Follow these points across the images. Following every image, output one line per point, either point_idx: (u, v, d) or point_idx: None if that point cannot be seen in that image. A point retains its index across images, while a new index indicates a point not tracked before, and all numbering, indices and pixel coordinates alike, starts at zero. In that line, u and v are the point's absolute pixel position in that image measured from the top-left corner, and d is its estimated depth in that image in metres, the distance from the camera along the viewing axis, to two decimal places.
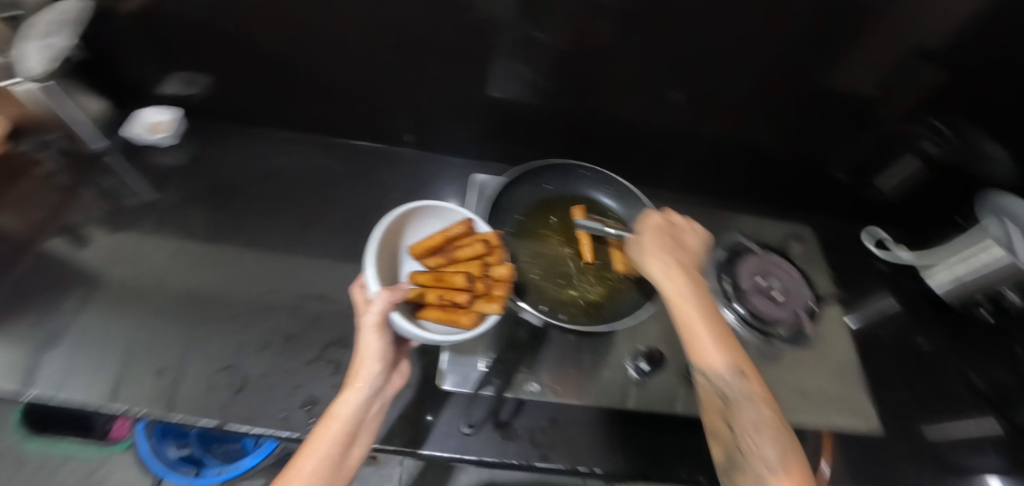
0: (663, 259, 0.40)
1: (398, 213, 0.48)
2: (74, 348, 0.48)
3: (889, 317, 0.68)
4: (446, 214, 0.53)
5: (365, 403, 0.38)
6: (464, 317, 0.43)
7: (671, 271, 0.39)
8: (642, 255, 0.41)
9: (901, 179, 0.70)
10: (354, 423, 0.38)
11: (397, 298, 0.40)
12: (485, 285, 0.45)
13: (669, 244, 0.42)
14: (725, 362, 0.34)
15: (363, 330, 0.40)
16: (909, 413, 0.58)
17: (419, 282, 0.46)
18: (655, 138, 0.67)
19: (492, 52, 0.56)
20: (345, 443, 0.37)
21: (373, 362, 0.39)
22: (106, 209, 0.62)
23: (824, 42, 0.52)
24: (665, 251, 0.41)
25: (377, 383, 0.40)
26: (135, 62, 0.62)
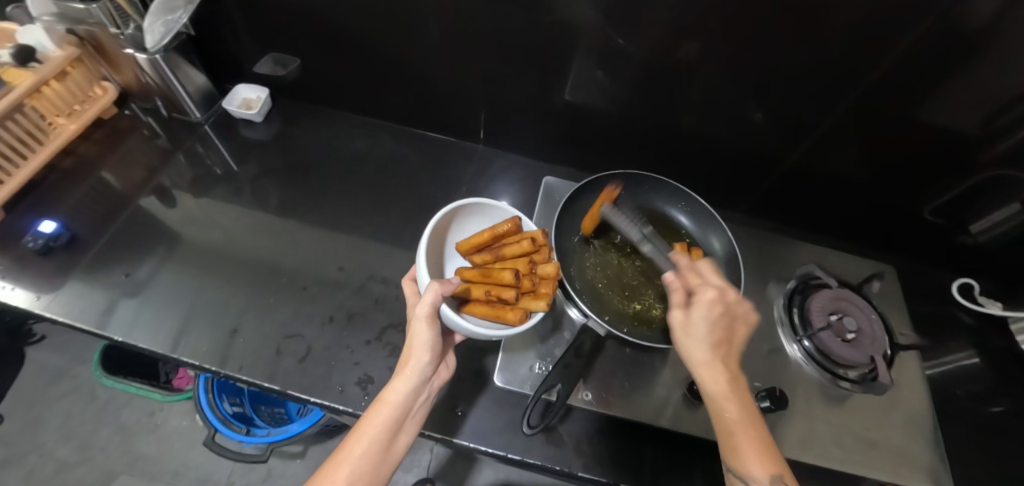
0: (710, 354, 0.37)
1: (447, 211, 0.49)
2: (161, 299, 0.53)
3: (969, 375, 0.63)
4: (495, 212, 0.53)
5: (413, 392, 0.39)
6: (510, 313, 0.43)
7: (715, 368, 0.37)
8: (686, 342, 0.38)
9: (1000, 225, 0.63)
10: (401, 410, 0.39)
11: (446, 291, 0.41)
12: (530, 282, 0.46)
13: (721, 337, 0.38)
14: (764, 473, 0.34)
15: (415, 320, 0.40)
16: (984, 482, 0.53)
17: (464, 277, 0.47)
18: (728, 156, 0.65)
19: (573, 57, 0.56)
20: (393, 429, 0.38)
21: (422, 352, 0.39)
22: (197, 175, 0.67)
23: (931, 74, 0.48)
24: (714, 344, 0.38)
25: (426, 373, 0.40)
26: (237, 41, 0.66)
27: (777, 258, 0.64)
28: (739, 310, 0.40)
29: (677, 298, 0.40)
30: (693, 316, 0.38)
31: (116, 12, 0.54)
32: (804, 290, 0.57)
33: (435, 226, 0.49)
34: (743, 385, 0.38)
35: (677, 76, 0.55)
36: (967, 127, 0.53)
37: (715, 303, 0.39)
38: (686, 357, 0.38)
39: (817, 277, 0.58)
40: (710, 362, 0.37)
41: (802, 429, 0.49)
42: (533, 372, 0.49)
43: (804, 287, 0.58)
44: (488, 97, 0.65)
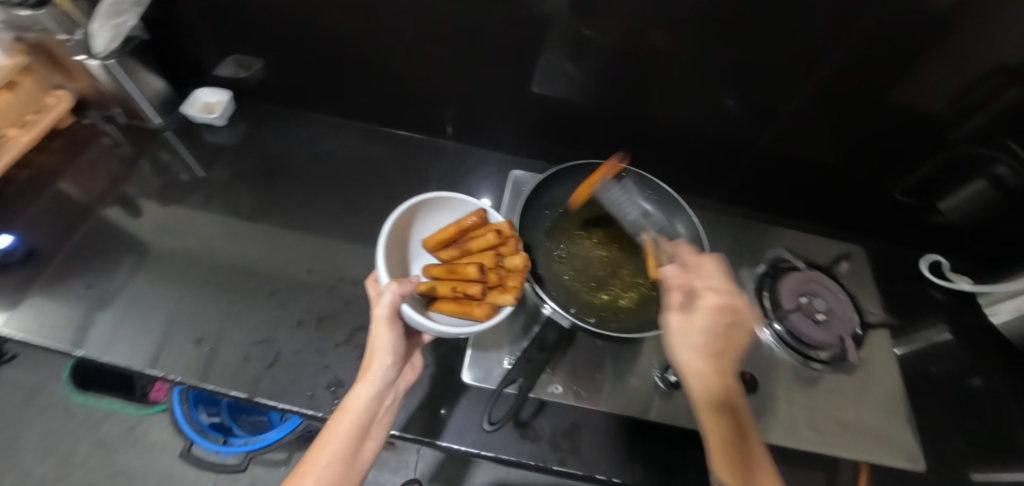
0: (707, 365, 0.33)
1: (410, 206, 0.48)
2: (125, 311, 0.52)
3: (942, 351, 0.63)
4: (459, 206, 0.53)
5: (376, 396, 0.39)
6: (477, 308, 0.42)
7: (715, 380, 0.33)
8: (682, 350, 0.34)
9: (967, 202, 0.64)
10: (366, 416, 0.38)
11: (406, 290, 0.40)
12: (497, 276, 0.45)
13: (722, 348, 0.34)
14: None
15: (375, 323, 0.40)
16: (956, 456, 0.54)
17: (431, 274, 0.46)
18: (698, 144, 0.65)
19: (538, 48, 0.55)
20: (358, 435, 0.37)
21: (383, 355, 0.39)
22: (160, 183, 0.65)
23: (894, 55, 0.48)
24: (713, 356, 0.33)
25: (389, 376, 0.40)
26: (196, 43, 0.64)
27: (751, 243, 0.64)
28: (746, 319, 0.35)
29: (676, 298, 0.36)
30: (692, 321, 0.34)
31: (66, 19, 0.53)
32: (774, 274, 0.58)
33: (397, 224, 0.48)
34: (743, 404, 0.33)
35: (644, 65, 0.55)
36: (931, 107, 0.53)
37: (719, 309, 0.34)
38: (682, 364, 0.34)
39: (785, 260, 0.61)
40: (708, 375, 0.33)
41: (775, 412, 0.49)
42: (504, 368, 0.49)
43: (774, 272, 0.58)
44: (456, 92, 0.64)
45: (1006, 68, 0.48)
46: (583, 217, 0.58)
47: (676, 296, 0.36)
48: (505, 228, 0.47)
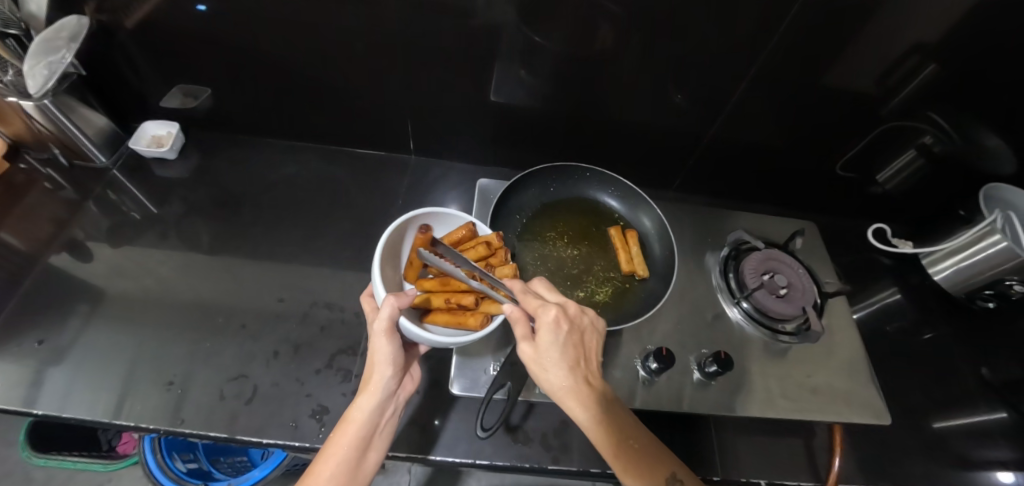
0: (570, 377, 0.38)
1: (400, 220, 0.48)
2: (87, 361, 0.49)
3: (893, 311, 0.69)
4: (449, 218, 0.53)
5: (379, 407, 0.39)
6: (471, 318, 0.42)
7: (580, 395, 0.38)
8: (549, 372, 0.38)
9: (900, 172, 0.70)
10: (368, 427, 0.38)
11: (403, 304, 0.39)
12: None
13: (578, 354, 0.39)
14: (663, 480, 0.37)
15: (373, 336, 0.39)
16: (917, 408, 0.59)
17: (424, 287, 0.45)
18: (655, 138, 0.68)
19: (493, 58, 0.56)
20: (359, 449, 0.37)
21: (383, 367, 0.39)
22: (111, 223, 0.62)
23: (823, 43, 0.52)
24: (572, 365, 0.38)
25: (390, 387, 0.39)
26: (137, 76, 0.62)
27: (714, 227, 0.67)
28: (581, 321, 0.41)
29: (521, 330, 0.39)
30: (550, 344, 0.38)
31: None
32: (737, 255, 0.61)
33: (388, 238, 0.47)
34: (609, 397, 0.39)
35: (596, 67, 0.57)
36: (861, 89, 0.58)
37: (558, 321, 0.39)
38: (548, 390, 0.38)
39: (746, 242, 0.62)
40: (575, 384, 0.38)
41: (752, 385, 0.52)
42: (489, 375, 0.48)
43: (737, 253, 0.61)
44: (414, 106, 0.64)
45: (919, 48, 0.53)
46: (553, 219, 0.59)
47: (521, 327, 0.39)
48: (495, 240, 0.48)
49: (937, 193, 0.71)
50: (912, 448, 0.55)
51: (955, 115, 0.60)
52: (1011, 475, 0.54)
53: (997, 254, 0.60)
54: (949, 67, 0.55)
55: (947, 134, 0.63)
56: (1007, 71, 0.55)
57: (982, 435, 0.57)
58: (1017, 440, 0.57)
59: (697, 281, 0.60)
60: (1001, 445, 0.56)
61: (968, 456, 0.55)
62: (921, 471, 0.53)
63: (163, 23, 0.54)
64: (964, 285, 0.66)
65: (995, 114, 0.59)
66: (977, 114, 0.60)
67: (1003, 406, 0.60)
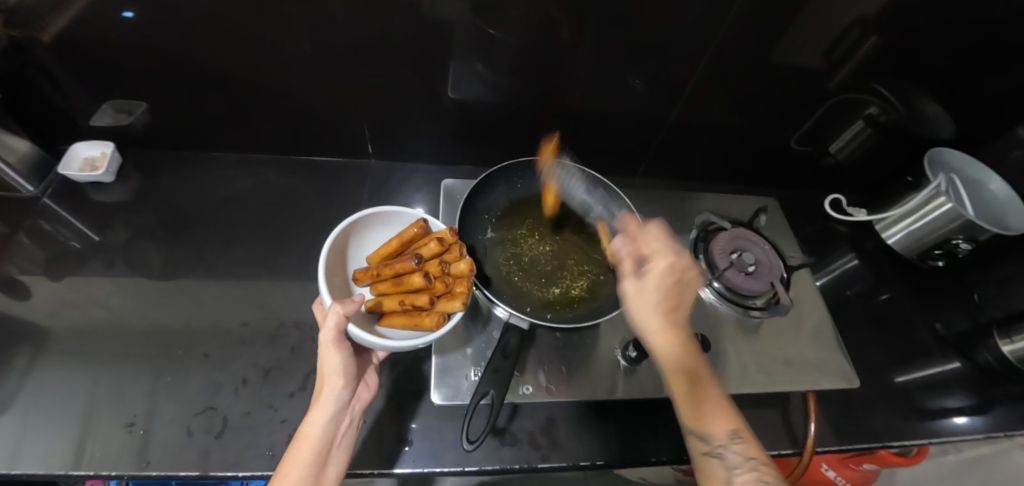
0: (661, 316, 0.38)
1: (343, 226, 0.47)
2: (34, 410, 0.44)
3: (851, 276, 0.72)
4: (397, 218, 0.51)
5: (333, 420, 0.37)
6: (427, 319, 0.41)
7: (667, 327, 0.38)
8: (641, 307, 0.39)
9: (852, 144, 0.73)
10: (325, 441, 0.36)
11: (350, 310, 0.38)
12: (445, 284, 0.44)
13: (670, 294, 0.39)
14: (723, 428, 0.35)
15: (322, 348, 0.38)
16: (880, 365, 0.62)
17: (379, 290, 0.45)
18: (617, 126, 0.68)
19: (448, 53, 0.54)
20: (318, 466, 0.35)
21: (334, 378, 0.38)
22: (45, 256, 0.57)
23: (774, 22, 0.53)
24: (667, 308, 0.39)
25: (344, 398, 0.38)
26: (59, 95, 0.57)
27: (682, 210, 0.68)
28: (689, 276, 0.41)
29: (629, 267, 0.41)
30: (647, 280, 0.39)
31: None
32: (706, 236, 0.62)
33: (333, 246, 0.46)
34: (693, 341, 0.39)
35: (555, 58, 0.56)
36: (811, 65, 0.60)
37: (666, 269, 0.40)
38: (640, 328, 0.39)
39: (713, 222, 0.64)
40: (662, 323, 0.38)
41: (729, 364, 0.53)
42: (471, 380, 0.47)
43: (705, 235, 0.62)
44: (371, 109, 0.62)
45: (861, 23, 0.55)
46: (523, 217, 0.58)
47: (630, 264, 0.41)
48: (448, 236, 0.46)
49: (884, 160, 0.74)
50: (879, 404, 0.58)
51: (897, 86, 0.63)
52: (968, 418, 0.58)
53: (943, 215, 0.63)
54: (889, 40, 0.57)
55: (891, 104, 0.66)
56: (942, 40, 0.57)
57: (940, 386, 0.61)
58: (969, 387, 0.61)
59: None
60: (956, 393, 0.60)
61: (929, 406, 0.59)
62: (889, 424, 0.56)
63: (83, 34, 0.49)
64: (916, 245, 0.70)
65: (932, 82, 0.63)
66: (916, 83, 0.63)
67: (957, 357, 0.65)
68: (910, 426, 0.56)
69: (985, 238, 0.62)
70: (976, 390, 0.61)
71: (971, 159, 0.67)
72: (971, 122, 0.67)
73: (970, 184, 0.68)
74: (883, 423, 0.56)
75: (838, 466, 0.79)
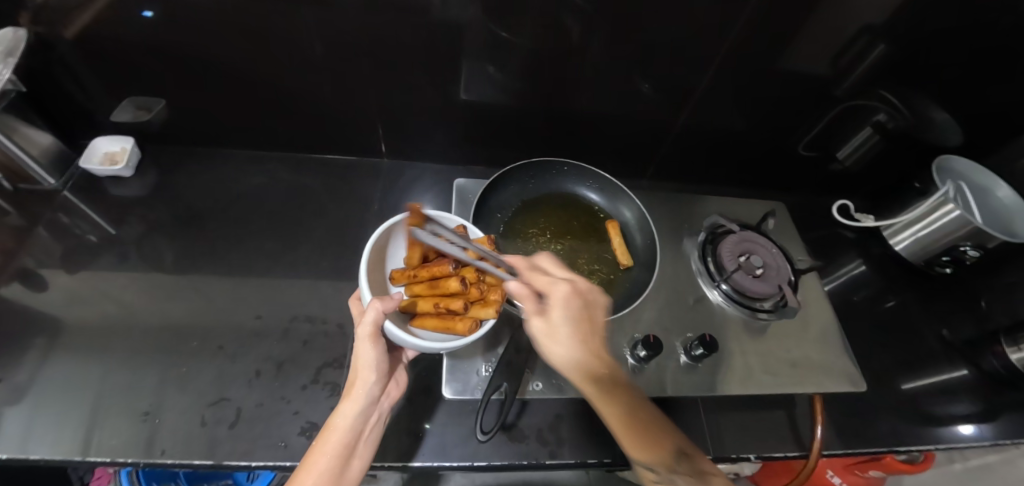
0: (578, 351, 0.36)
1: (385, 226, 0.47)
2: (50, 397, 0.46)
3: (858, 281, 0.73)
4: (440, 221, 0.52)
5: (363, 413, 0.38)
6: (459, 324, 0.41)
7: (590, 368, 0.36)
8: (553, 350, 0.36)
9: (861, 150, 0.73)
10: (353, 433, 0.37)
11: (389, 307, 0.39)
12: (480, 290, 0.44)
13: (584, 328, 0.37)
14: (672, 454, 0.35)
15: (357, 341, 0.38)
16: (887, 371, 0.62)
17: (415, 292, 0.45)
18: (627, 129, 0.69)
19: (462, 56, 0.55)
20: (345, 458, 0.36)
21: (367, 372, 0.38)
22: (64, 248, 0.58)
23: (782, 29, 0.54)
24: (578, 335, 0.36)
25: (375, 392, 0.39)
26: (82, 91, 0.58)
27: (691, 213, 0.69)
28: (593, 294, 0.39)
29: (531, 305, 0.37)
30: (552, 314, 0.36)
31: None
32: (714, 239, 0.63)
33: (374, 244, 0.47)
34: (619, 371, 0.37)
35: (565, 61, 0.57)
36: (819, 72, 0.60)
37: (569, 297, 0.37)
38: (559, 368, 0.36)
39: (722, 225, 0.64)
40: (581, 362, 0.36)
41: (734, 366, 0.54)
42: (481, 376, 0.47)
43: (713, 237, 0.63)
44: (385, 109, 0.63)
45: (869, 31, 0.56)
46: (533, 216, 0.59)
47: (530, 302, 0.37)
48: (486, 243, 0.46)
49: (893, 165, 0.75)
50: (886, 410, 0.58)
51: (905, 93, 0.64)
52: (973, 426, 0.58)
53: (951, 222, 0.63)
54: (897, 48, 0.58)
55: (900, 111, 0.66)
56: (950, 49, 0.58)
57: (947, 393, 0.61)
58: (976, 394, 0.61)
59: (676, 266, 0.62)
60: (962, 400, 0.60)
61: (934, 412, 0.59)
62: (894, 429, 0.56)
63: (108, 32, 0.51)
64: (923, 251, 0.69)
65: (940, 90, 0.63)
66: (924, 91, 0.63)
67: (964, 365, 0.65)
68: (916, 432, 0.57)
69: (993, 245, 0.62)
70: (982, 396, 0.61)
71: (979, 167, 0.67)
72: (979, 130, 0.67)
73: (978, 192, 0.68)
74: (890, 428, 0.56)
75: (843, 472, 0.79)
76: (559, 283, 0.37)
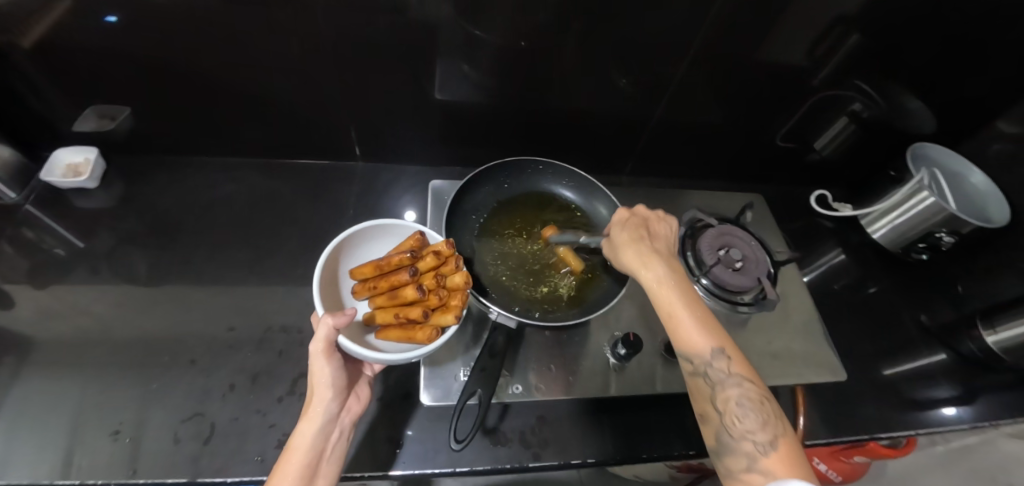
0: (632, 248, 0.43)
1: (336, 241, 0.47)
2: (13, 418, 0.44)
3: (838, 269, 0.73)
4: (400, 229, 0.52)
5: (321, 432, 0.37)
6: (419, 333, 0.41)
7: (645, 260, 0.41)
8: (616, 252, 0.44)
9: (836, 140, 0.74)
10: (314, 453, 0.36)
11: (341, 323, 0.37)
12: (439, 297, 0.43)
13: (639, 232, 0.44)
14: (706, 346, 0.37)
15: (312, 358, 0.38)
16: (867, 358, 0.63)
17: (378, 304, 0.45)
18: (605, 125, 0.68)
19: (435, 55, 0.54)
20: (307, 478, 0.35)
21: (323, 390, 0.37)
22: (27, 263, 0.56)
23: (755, 21, 0.54)
24: (636, 243, 0.43)
25: (334, 409, 0.38)
26: (40, 101, 0.56)
27: (670, 209, 0.69)
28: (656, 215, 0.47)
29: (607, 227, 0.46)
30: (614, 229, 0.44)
31: None
32: (693, 233, 0.62)
33: (327, 261, 0.46)
34: (676, 270, 0.41)
35: (540, 59, 0.56)
36: (793, 64, 0.60)
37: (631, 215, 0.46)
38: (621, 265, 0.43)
39: (700, 220, 0.64)
40: (634, 255, 0.42)
41: None
42: (460, 381, 0.47)
43: (692, 232, 0.62)
44: (359, 112, 0.62)
45: (840, 22, 0.56)
46: (509, 215, 0.58)
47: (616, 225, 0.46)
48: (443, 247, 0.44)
49: (869, 155, 0.76)
50: (868, 396, 0.59)
51: (879, 83, 0.64)
52: (953, 409, 0.59)
53: (926, 209, 0.64)
54: (870, 38, 0.58)
55: (874, 100, 0.67)
56: (920, 38, 0.58)
57: (927, 377, 0.62)
58: (955, 377, 0.62)
59: None
60: (941, 384, 0.61)
61: (915, 396, 0.60)
62: (875, 415, 0.57)
63: (65, 40, 0.49)
64: (900, 239, 0.70)
65: (912, 79, 0.64)
66: (896, 81, 0.64)
67: (942, 349, 0.66)
68: (897, 417, 0.57)
69: (967, 231, 0.63)
70: (961, 380, 0.62)
71: (951, 153, 0.68)
72: (951, 117, 0.68)
73: (952, 178, 0.69)
74: (872, 415, 0.57)
75: (829, 459, 0.80)
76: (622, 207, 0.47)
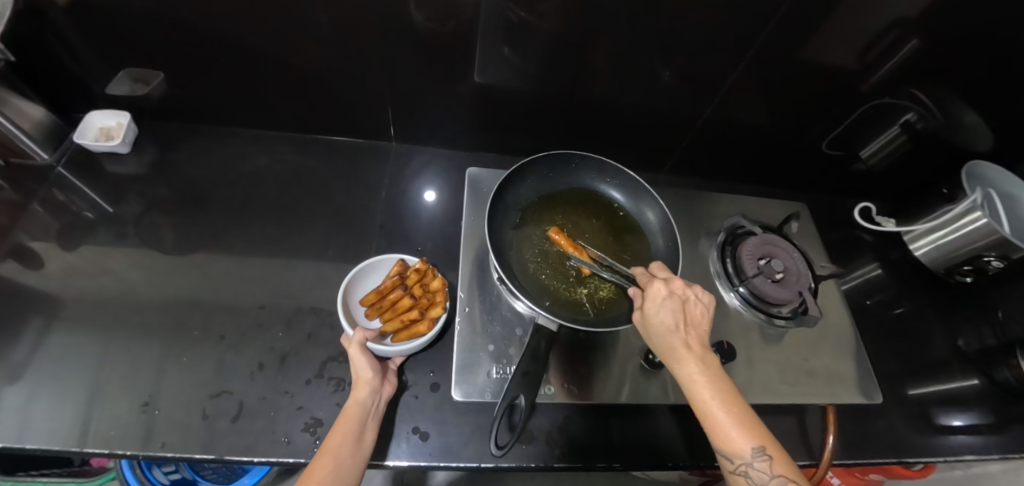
0: (670, 337, 0.38)
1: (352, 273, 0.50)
2: (49, 378, 0.45)
3: (873, 284, 0.71)
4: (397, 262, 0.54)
5: (370, 399, 0.40)
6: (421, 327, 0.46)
7: (682, 356, 0.37)
8: (653, 336, 0.39)
9: (887, 151, 0.71)
10: (361, 420, 0.39)
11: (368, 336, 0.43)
12: (427, 298, 0.48)
13: (675, 319, 0.39)
14: (747, 445, 0.34)
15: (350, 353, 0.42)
16: (897, 378, 0.61)
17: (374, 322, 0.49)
18: (646, 121, 0.66)
19: (477, 37, 0.52)
20: (359, 434, 0.38)
21: (365, 371, 0.41)
22: (57, 224, 0.56)
23: (814, 21, 0.51)
24: (675, 333, 0.38)
25: (376, 385, 0.41)
26: (74, 61, 0.55)
27: (709, 214, 0.67)
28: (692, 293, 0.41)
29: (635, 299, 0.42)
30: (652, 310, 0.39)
31: None
32: (734, 241, 0.61)
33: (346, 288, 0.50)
34: (713, 363, 0.37)
35: (586, 47, 0.54)
36: (849, 67, 0.57)
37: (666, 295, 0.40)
38: (655, 350, 0.39)
39: (743, 227, 0.62)
40: (673, 349, 0.38)
41: (743, 373, 0.53)
42: (492, 378, 0.47)
43: (732, 239, 0.61)
44: (394, 90, 0.60)
45: (905, 26, 0.52)
46: (552, 211, 0.57)
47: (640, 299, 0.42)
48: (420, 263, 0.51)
49: (921, 169, 0.72)
50: (897, 418, 0.57)
51: (938, 93, 0.61)
52: (981, 436, 0.57)
53: (976, 230, 0.61)
54: (934, 46, 0.54)
55: (931, 112, 0.63)
56: (989, 49, 0.55)
57: (959, 403, 0.60)
58: (987, 405, 0.60)
59: (694, 267, 0.60)
60: (972, 411, 0.59)
61: (945, 421, 0.58)
62: (904, 438, 0.55)
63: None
64: (945, 259, 0.68)
65: (974, 92, 0.60)
66: (956, 93, 0.61)
67: (977, 374, 0.63)
68: (925, 441, 0.56)
69: (1018, 256, 0.60)
70: (994, 408, 0.60)
71: (1007, 174, 0.64)
72: (1014, 134, 0.64)
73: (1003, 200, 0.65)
74: (900, 438, 0.55)
75: (843, 475, 0.79)
76: (657, 280, 0.41)
